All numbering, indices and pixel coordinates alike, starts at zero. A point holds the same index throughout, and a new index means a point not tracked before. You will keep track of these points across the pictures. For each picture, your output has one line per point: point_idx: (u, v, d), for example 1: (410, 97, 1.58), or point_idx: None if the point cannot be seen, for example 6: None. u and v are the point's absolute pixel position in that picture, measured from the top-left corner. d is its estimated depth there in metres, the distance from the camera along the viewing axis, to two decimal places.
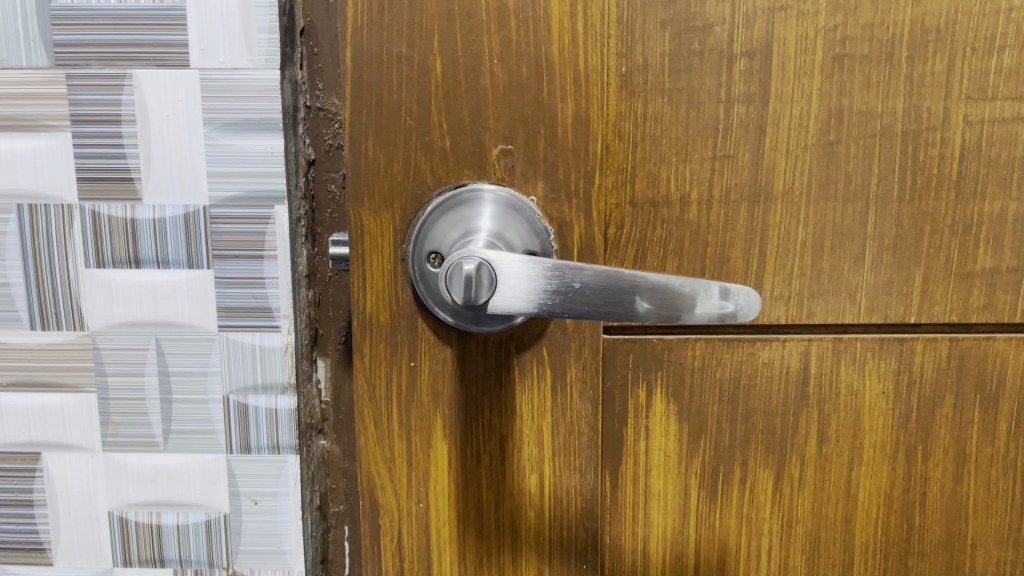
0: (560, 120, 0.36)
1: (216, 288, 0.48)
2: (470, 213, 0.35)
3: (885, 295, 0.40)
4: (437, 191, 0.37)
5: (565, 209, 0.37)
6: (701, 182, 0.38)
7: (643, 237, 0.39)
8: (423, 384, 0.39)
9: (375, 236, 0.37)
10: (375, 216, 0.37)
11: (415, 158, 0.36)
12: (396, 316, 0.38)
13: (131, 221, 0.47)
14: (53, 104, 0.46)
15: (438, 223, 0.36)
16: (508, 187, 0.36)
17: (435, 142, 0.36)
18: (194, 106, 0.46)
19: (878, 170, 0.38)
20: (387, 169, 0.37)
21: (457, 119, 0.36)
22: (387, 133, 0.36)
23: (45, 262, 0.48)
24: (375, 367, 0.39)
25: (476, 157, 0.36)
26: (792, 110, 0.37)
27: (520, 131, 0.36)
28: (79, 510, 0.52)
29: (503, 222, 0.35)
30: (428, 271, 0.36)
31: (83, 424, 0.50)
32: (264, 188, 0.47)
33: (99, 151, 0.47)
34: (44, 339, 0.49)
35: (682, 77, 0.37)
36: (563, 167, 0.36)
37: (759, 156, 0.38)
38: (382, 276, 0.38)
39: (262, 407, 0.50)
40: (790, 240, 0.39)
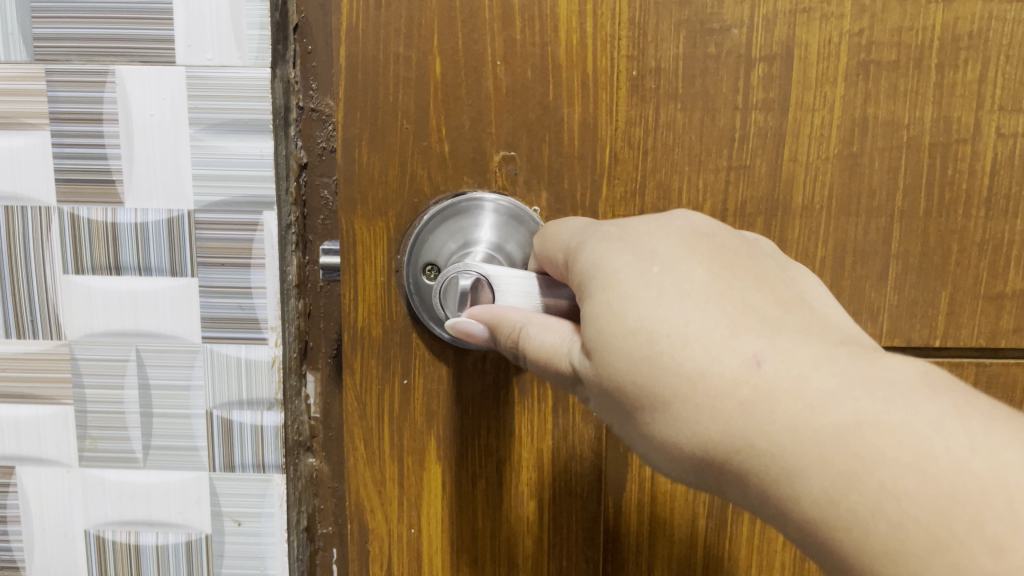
0: (566, 125, 0.33)
1: (201, 297, 0.44)
2: (473, 225, 0.34)
3: (910, 318, 0.37)
4: (435, 199, 0.34)
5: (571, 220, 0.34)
6: (717, 195, 0.35)
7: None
8: (417, 404, 0.36)
9: (369, 246, 0.35)
10: (368, 225, 0.35)
11: (411, 164, 0.34)
12: (390, 330, 0.36)
13: (111, 225, 0.44)
14: (32, 99, 0.43)
15: (439, 234, 0.34)
16: (510, 197, 0.34)
17: (434, 148, 0.34)
18: (181, 102, 0.42)
19: (904, 184, 0.35)
20: (383, 175, 0.34)
21: (457, 124, 0.33)
22: (382, 136, 0.33)
23: (20, 271, 0.44)
24: (366, 384, 0.36)
25: (477, 164, 0.34)
26: (814, 120, 0.34)
27: (525, 136, 0.33)
28: (54, 527, 0.48)
29: (503, 233, 0.34)
30: (427, 284, 0.34)
31: (61, 438, 0.46)
32: (250, 192, 0.43)
33: (80, 149, 0.43)
34: (14, 351, 0.45)
35: (696, 82, 0.34)
36: (568, 175, 0.34)
37: (777, 167, 0.35)
38: (375, 288, 0.35)
39: (246, 425, 0.46)
40: (810, 257, 0.36)
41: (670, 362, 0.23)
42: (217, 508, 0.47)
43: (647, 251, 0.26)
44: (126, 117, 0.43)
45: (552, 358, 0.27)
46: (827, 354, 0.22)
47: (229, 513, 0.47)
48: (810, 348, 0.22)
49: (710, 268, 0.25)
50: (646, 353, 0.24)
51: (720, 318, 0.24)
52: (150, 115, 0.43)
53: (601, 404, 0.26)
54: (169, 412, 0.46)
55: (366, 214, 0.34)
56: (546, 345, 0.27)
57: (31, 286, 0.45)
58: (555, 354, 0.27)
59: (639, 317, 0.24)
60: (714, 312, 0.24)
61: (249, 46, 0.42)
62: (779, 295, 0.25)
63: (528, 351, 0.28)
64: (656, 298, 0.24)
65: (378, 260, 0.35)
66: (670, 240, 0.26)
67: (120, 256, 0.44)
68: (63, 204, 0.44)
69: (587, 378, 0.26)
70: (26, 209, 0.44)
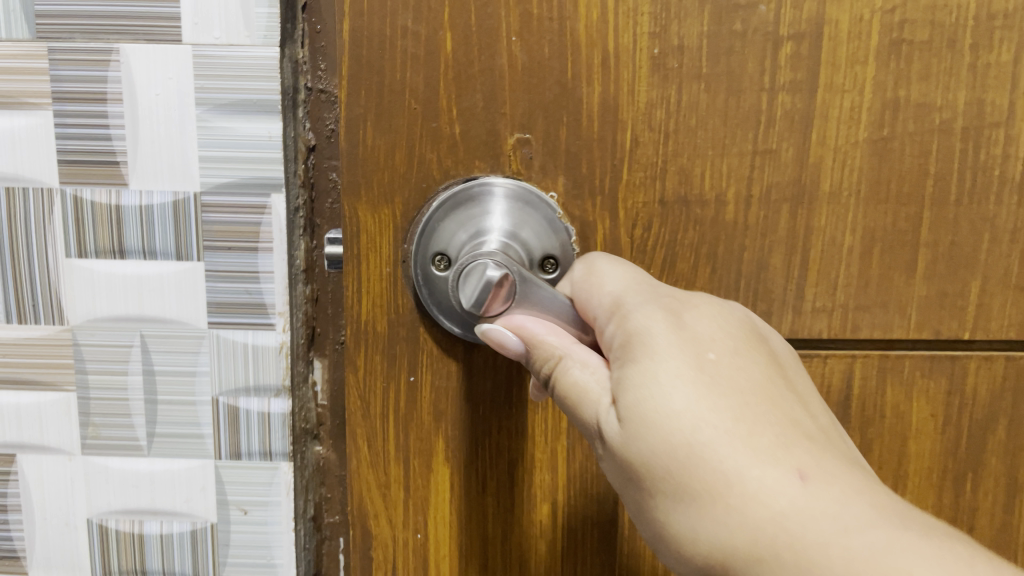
0: (589, 106, 0.29)
1: (207, 281, 0.43)
2: (489, 211, 0.30)
3: (939, 310, 0.32)
4: (444, 185, 0.30)
5: (588, 208, 0.30)
6: (738, 180, 0.30)
7: (673, 241, 0.31)
8: (424, 401, 0.32)
9: (374, 236, 0.31)
10: (372, 212, 0.31)
11: (419, 146, 0.30)
12: (396, 324, 0.32)
13: (115, 208, 0.43)
14: (35, 78, 0.42)
15: (450, 223, 0.30)
16: (524, 182, 0.30)
17: (445, 129, 0.30)
18: (187, 82, 0.41)
19: (935, 168, 0.30)
20: (389, 159, 0.30)
21: (470, 103, 0.29)
22: (388, 116, 0.30)
23: (22, 254, 0.43)
24: (370, 381, 0.32)
25: (489, 146, 0.30)
26: (844, 101, 0.29)
27: (543, 117, 0.29)
28: (56, 516, 0.47)
29: (518, 219, 0.30)
30: (437, 276, 0.30)
31: (63, 425, 0.46)
32: (259, 175, 0.43)
33: (84, 129, 0.42)
34: (16, 336, 0.44)
35: (721, 59, 0.29)
36: (586, 159, 0.30)
37: (805, 153, 0.30)
38: (380, 280, 0.31)
39: (253, 412, 0.45)
40: (836, 246, 0.31)
41: (714, 455, 0.20)
42: (223, 497, 0.46)
43: (700, 333, 0.23)
44: (131, 97, 0.42)
45: (585, 404, 0.23)
46: (872, 486, 0.20)
47: (235, 501, 0.46)
48: (857, 477, 0.20)
49: (762, 370, 0.23)
50: (687, 438, 0.20)
51: (772, 422, 0.21)
52: (156, 95, 0.42)
53: (616, 468, 0.23)
54: (174, 398, 0.45)
55: (371, 201, 0.30)
56: (582, 385, 0.24)
57: (32, 270, 0.44)
58: (588, 399, 0.23)
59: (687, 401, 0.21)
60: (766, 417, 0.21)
61: (259, 24, 0.41)
62: (819, 416, 0.22)
63: (558, 381, 0.24)
64: (708, 386, 0.21)
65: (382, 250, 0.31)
66: (722, 328, 0.23)
67: (124, 239, 0.43)
68: (65, 186, 0.43)
69: (611, 439, 0.23)
70: (27, 190, 0.43)
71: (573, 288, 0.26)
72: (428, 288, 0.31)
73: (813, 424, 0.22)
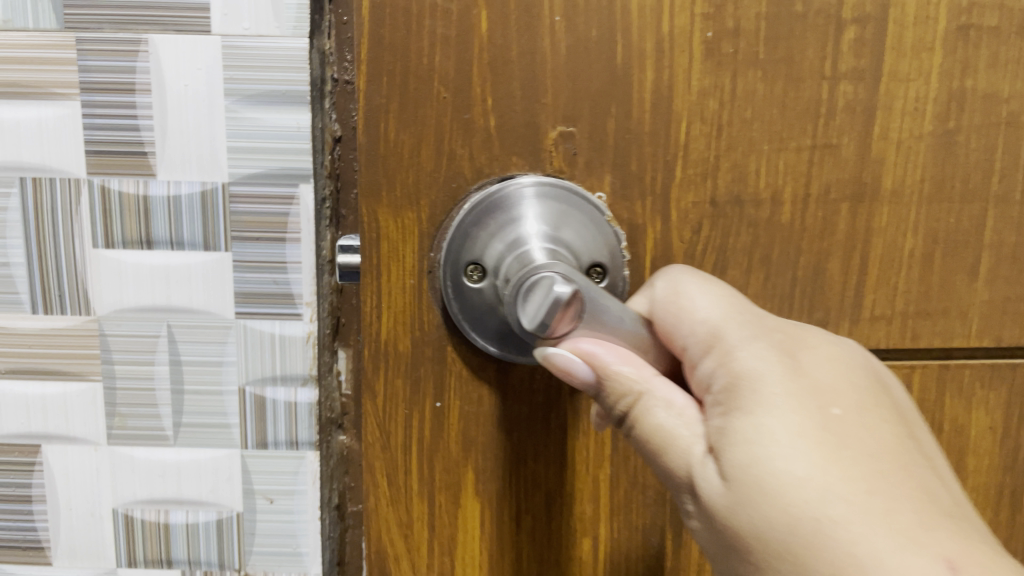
0: (638, 95, 0.22)
1: (236, 271, 0.44)
2: (532, 213, 0.21)
3: (1002, 315, 0.25)
4: (478, 187, 0.22)
5: (637, 210, 0.22)
6: (793, 180, 0.23)
7: (723, 255, 0.23)
8: (452, 433, 0.24)
9: (394, 241, 0.23)
10: (394, 215, 0.22)
11: (449, 137, 0.22)
12: (420, 346, 0.23)
13: (143, 198, 0.43)
14: (62, 68, 0.42)
15: (494, 224, 0.22)
16: (566, 182, 0.22)
17: (479, 122, 0.22)
18: (216, 72, 0.42)
19: (1001, 162, 0.23)
20: (413, 154, 0.22)
21: (506, 92, 0.21)
22: (415, 103, 0.21)
23: (49, 244, 0.44)
24: (389, 409, 0.24)
25: (528, 141, 0.22)
26: (909, 92, 0.22)
27: (589, 105, 0.22)
28: (81, 507, 0.47)
29: (559, 217, 0.22)
30: (471, 291, 0.22)
31: (88, 416, 0.46)
32: (287, 165, 0.43)
33: (112, 119, 0.42)
34: (42, 326, 0.44)
35: (781, 44, 0.21)
36: (638, 156, 0.22)
37: (869, 149, 0.23)
38: (403, 295, 0.23)
39: (280, 402, 0.45)
40: (898, 248, 0.24)
41: (846, 537, 0.15)
42: (249, 486, 0.46)
43: (819, 380, 0.17)
44: (159, 88, 0.42)
45: (670, 451, 0.17)
46: None
47: (261, 491, 0.46)
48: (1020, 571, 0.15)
49: (895, 432, 0.17)
50: (815, 516, 0.15)
51: (912, 493, 0.15)
52: (185, 86, 0.42)
53: (710, 532, 0.17)
54: (201, 388, 0.45)
55: (389, 205, 0.22)
56: (669, 431, 0.17)
57: (59, 261, 0.44)
58: (675, 445, 0.17)
59: (809, 461, 0.15)
60: (909, 489, 0.15)
61: (288, 15, 0.41)
62: (974, 520, 0.16)
63: (638, 421, 0.18)
64: (835, 446, 0.16)
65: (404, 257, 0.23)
66: (848, 377, 0.17)
67: (152, 230, 0.43)
68: (93, 177, 0.43)
69: (707, 499, 0.17)
70: (55, 181, 0.43)
71: (652, 308, 0.19)
72: (467, 299, 0.22)
73: (982, 520, 0.16)
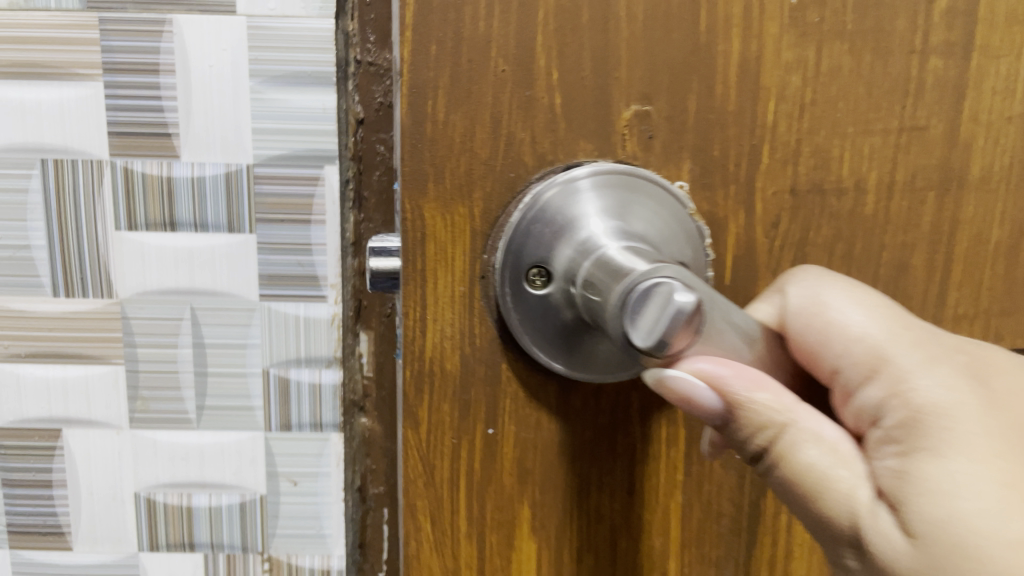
0: (726, 66, 0.17)
1: (260, 253, 0.43)
2: (592, 207, 0.16)
3: None
4: (539, 176, 0.17)
5: (719, 201, 0.18)
6: (881, 165, 0.18)
7: (802, 253, 0.18)
8: (507, 466, 0.18)
9: (440, 243, 0.17)
10: (442, 210, 0.17)
11: (505, 122, 0.17)
12: (470, 362, 0.18)
13: (166, 179, 0.43)
14: (85, 49, 0.41)
15: (554, 216, 0.17)
16: (641, 170, 0.17)
17: (543, 99, 0.17)
18: (242, 53, 0.41)
19: None
20: (463, 140, 0.17)
21: (573, 62, 0.16)
22: (471, 76, 0.16)
23: (71, 226, 0.43)
24: (432, 440, 0.18)
25: (604, 124, 0.17)
26: (1003, 70, 0.18)
27: (670, 81, 0.17)
28: (103, 491, 0.47)
29: (629, 204, 0.17)
30: (532, 302, 0.17)
31: (110, 399, 0.45)
32: (312, 147, 0.43)
33: (135, 100, 0.42)
34: (64, 308, 0.44)
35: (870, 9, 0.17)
36: (721, 136, 0.17)
37: (960, 132, 0.18)
38: (450, 304, 0.18)
39: (304, 383, 0.45)
40: (988, 245, 0.19)
41: None
42: (273, 469, 0.46)
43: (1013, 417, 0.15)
44: (184, 68, 0.41)
45: (825, 495, 0.15)
46: None
47: (285, 473, 0.46)
48: None
49: None
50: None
51: None
52: (210, 66, 0.41)
53: None
54: (224, 370, 0.45)
55: (437, 202, 0.17)
56: (823, 473, 0.14)
57: (81, 243, 0.43)
58: (831, 487, 0.14)
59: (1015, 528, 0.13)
60: None
61: None
62: None
63: (780, 461, 0.15)
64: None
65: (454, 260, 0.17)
66: None
67: (175, 212, 0.43)
68: (115, 157, 0.42)
69: (882, 557, 0.14)
70: (77, 162, 0.42)
71: (783, 317, 0.16)
72: (529, 310, 0.17)
73: None
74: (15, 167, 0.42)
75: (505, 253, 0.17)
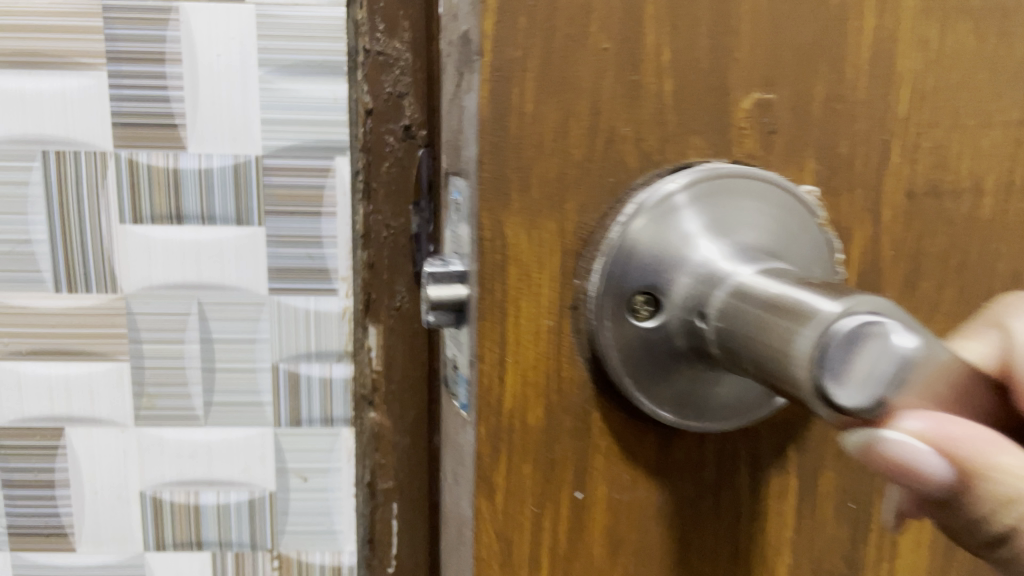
0: (858, 50, 0.14)
1: (269, 247, 0.43)
2: (695, 226, 0.14)
3: None
4: (642, 183, 0.14)
5: (842, 208, 0.15)
6: (998, 166, 0.16)
7: (916, 266, 0.16)
8: (598, 544, 0.15)
9: (519, 277, 0.14)
10: (529, 229, 0.14)
11: (607, 115, 0.14)
12: (555, 417, 0.14)
13: (173, 171, 0.42)
14: (88, 38, 0.40)
15: (648, 244, 0.14)
16: (758, 176, 0.14)
17: (651, 85, 0.14)
18: (250, 42, 0.40)
19: None
20: (558, 138, 0.14)
21: (690, 37, 0.14)
22: (564, 54, 0.13)
23: (74, 219, 0.42)
24: (506, 516, 0.15)
25: (723, 119, 0.14)
26: None
27: (795, 60, 0.14)
28: (108, 490, 0.46)
29: (746, 222, 0.14)
30: (639, 339, 0.14)
31: (114, 397, 0.44)
32: (322, 138, 0.42)
33: (140, 90, 0.41)
34: (67, 304, 0.43)
35: None
36: (847, 128, 0.15)
37: None
38: (531, 351, 0.14)
39: (315, 378, 0.45)
40: None
41: None
42: (282, 465, 0.46)
43: None
44: (190, 57, 0.40)
45: None
46: None
47: (295, 469, 0.46)
48: None
49: None
50: None
51: None
52: (217, 55, 0.41)
53: None
54: (232, 365, 0.44)
55: (521, 220, 0.14)
56: None
57: (84, 237, 0.42)
58: None
59: None
60: None
61: None
62: None
63: None
64: None
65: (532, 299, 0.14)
66: None
67: (183, 205, 0.42)
68: (120, 149, 0.41)
69: None
70: (80, 154, 0.41)
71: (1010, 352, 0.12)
72: (635, 353, 0.14)
73: None
74: (15, 159, 0.41)
75: (599, 279, 0.14)
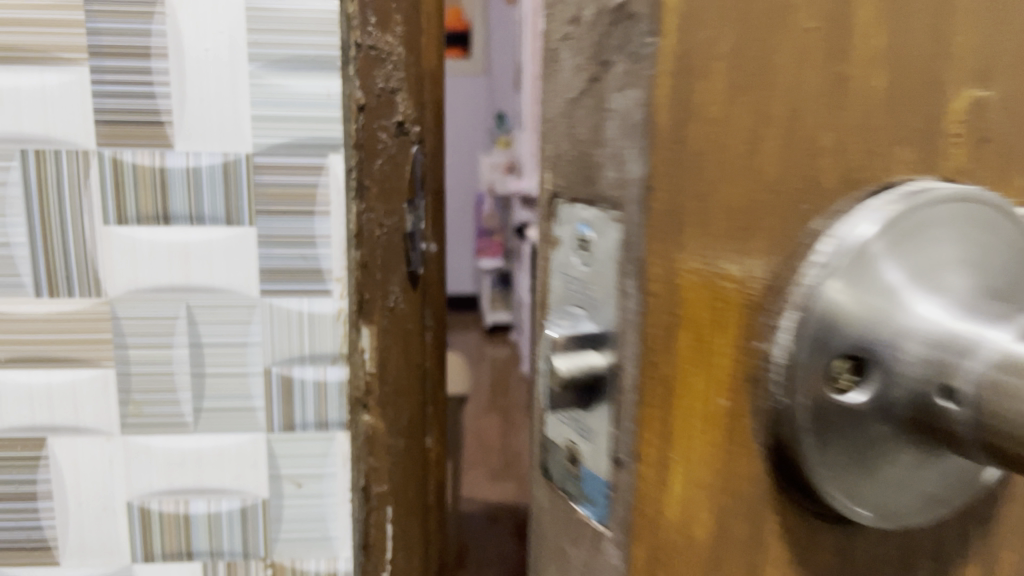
0: (954, 72, 0.14)
1: (261, 247, 0.42)
2: (894, 278, 0.13)
3: None
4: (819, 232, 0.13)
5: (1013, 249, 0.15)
6: None
7: None
8: None
9: (699, 327, 0.13)
10: (705, 282, 0.13)
11: (763, 151, 0.13)
12: (735, 484, 0.13)
13: (160, 170, 0.41)
14: (69, 31, 0.38)
15: (842, 303, 0.13)
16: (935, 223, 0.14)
17: (779, 108, 0.13)
18: (240, 36, 0.39)
19: None
20: (740, 167, 0.13)
21: (804, 53, 0.13)
22: (701, 78, 0.12)
23: (54, 221, 0.41)
24: None
25: (873, 156, 0.14)
26: None
27: (913, 86, 0.14)
28: (94, 501, 0.44)
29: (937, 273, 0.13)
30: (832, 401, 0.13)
31: (99, 404, 0.43)
32: (316, 135, 0.41)
33: (124, 86, 0.39)
34: (47, 309, 0.41)
35: None
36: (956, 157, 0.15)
37: None
38: (706, 404, 0.13)
39: (308, 382, 0.44)
40: None
41: None
42: (276, 471, 0.45)
43: None
44: (177, 52, 0.39)
45: None
46: None
47: (288, 475, 0.45)
48: None
49: None
50: None
51: None
52: (205, 50, 0.39)
53: None
54: (223, 370, 0.43)
55: (706, 256, 0.13)
56: None
57: (66, 239, 0.41)
58: None
59: None
60: None
61: None
62: None
63: None
64: None
65: (720, 341, 0.13)
66: None
67: (170, 205, 0.41)
68: (103, 147, 0.40)
69: None
70: (60, 153, 0.40)
71: None
72: (829, 410, 0.13)
73: None
74: None
75: (789, 339, 0.13)
